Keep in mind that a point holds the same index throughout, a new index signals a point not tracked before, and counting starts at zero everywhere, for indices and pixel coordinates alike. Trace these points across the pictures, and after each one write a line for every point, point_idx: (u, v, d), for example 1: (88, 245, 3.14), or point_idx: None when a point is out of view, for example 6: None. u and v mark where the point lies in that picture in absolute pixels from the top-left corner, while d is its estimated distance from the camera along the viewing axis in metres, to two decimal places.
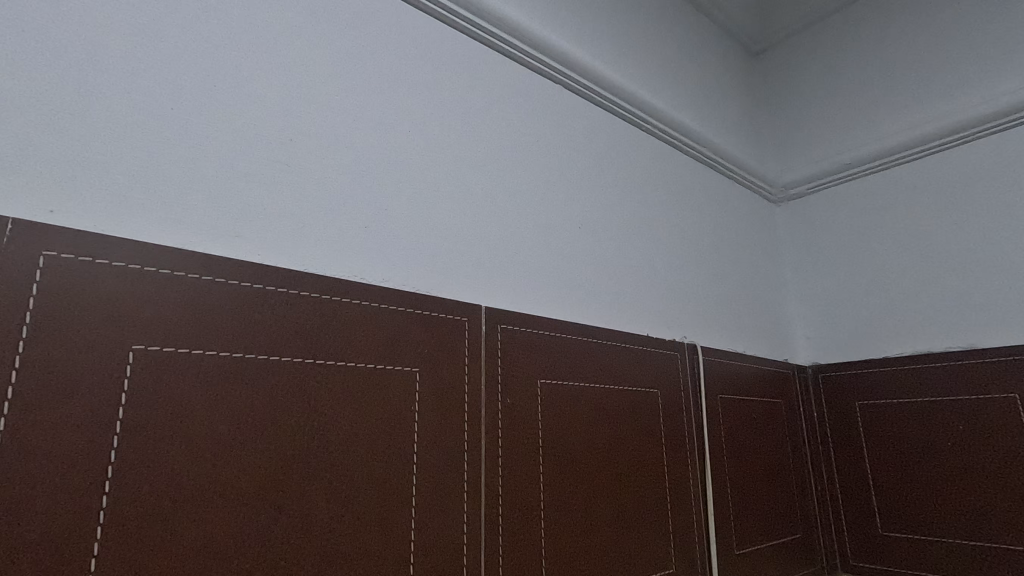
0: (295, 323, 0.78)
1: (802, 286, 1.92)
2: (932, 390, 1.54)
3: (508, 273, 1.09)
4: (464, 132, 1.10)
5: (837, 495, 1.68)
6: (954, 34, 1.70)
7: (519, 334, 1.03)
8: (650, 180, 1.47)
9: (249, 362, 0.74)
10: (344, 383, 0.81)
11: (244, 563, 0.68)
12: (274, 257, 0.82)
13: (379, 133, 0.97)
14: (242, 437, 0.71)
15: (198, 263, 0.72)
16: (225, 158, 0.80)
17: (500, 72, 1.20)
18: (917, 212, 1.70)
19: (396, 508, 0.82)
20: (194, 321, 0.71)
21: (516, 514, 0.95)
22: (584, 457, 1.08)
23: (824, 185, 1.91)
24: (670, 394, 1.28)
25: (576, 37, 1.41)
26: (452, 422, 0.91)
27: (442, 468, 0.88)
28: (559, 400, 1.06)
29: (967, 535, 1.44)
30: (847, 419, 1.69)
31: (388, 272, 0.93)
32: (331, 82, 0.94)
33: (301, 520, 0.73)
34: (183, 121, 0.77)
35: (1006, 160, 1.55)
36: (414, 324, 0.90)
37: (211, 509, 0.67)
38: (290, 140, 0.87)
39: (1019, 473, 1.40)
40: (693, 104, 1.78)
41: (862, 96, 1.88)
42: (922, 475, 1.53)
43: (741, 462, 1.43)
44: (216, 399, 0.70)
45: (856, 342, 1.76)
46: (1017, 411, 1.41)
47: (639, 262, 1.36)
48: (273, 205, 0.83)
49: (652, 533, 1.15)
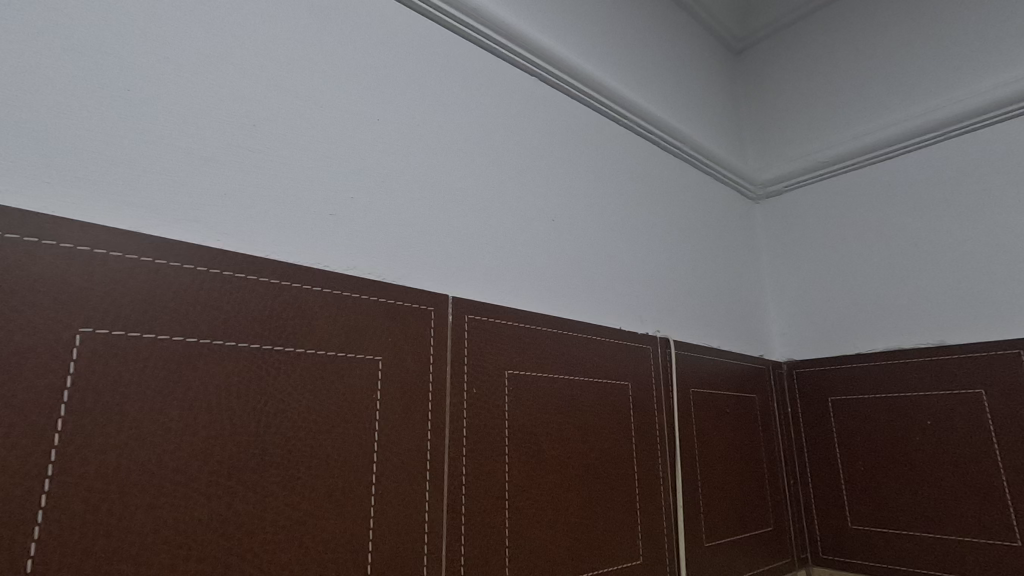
0: (253, 309, 0.78)
1: (778, 283, 1.94)
2: (902, 386, 1.57)
3: (477, 264, 1.09)
4: (436, 123, 1.09)
5: (809, 489, 1.70)
6: (928, 34, 1.73)
7: (486, 324, 1.03)
8: (626, 173, 1.48)
9: (203, 348, 0.73)
10: (304, 370, 0.81)
11: (195, 549, 0.67)
12: (233, 243, 0.81)
13: (347, 121, 0.97)
14: (195, 423, 0.71)
15: (153, 247, 0.71)
16: (186, 142, 0.79)
17: (474, 64, 1.19)
18: (892, 210, 1.71)
19: (356, 496, 0.81)
20: (146, 306, 0.70)
21: (480, 504, 0.95)
22: (551, 448, 1.08)
23: (802, 182, 1.92)
24: (641, 386, 1.29)
25: (555, 31, 1.41)
26: (416, 411, 0.91)
27: (404, 456, 0.88)
28: (526, 390, 1.06)
29: (933, 529, 1.46)
30: (820, 414, 1.71)
31: (353, 260, 0.92)
32: (300, 69, 0.93)
33: (256, 507, 0.73)
34: (142, 104, 0.77)
35: (975, 159, 1.58)
36: (377, 312, 0.90)
37: (160, 495, 0.66)
38: (253, 125, 0.86)
39: (983, 468, 1.42)
40: (674, 99, 1.78)
41: (841, 95, 1.90)
42: (891, 469, 1.55)
43: (713, 456, 1.44)
44: (169, 385, 0.70)
45: (831, 339, 1.78)
46: (982, 407, 1.44)
47: (614, 256, 1.37)
48: (234, 191, 0.82)
49: (620, 525, 1.15)
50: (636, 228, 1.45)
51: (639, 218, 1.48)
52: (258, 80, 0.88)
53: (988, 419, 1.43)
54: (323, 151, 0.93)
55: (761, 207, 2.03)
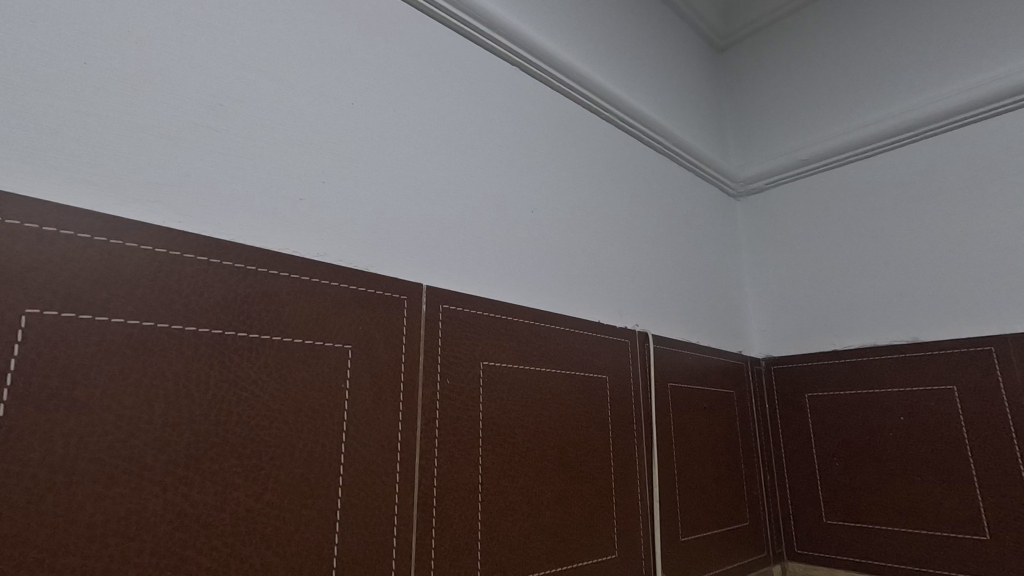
0: (216, 293, 0.75)
1: (758, 280, 1.95)
2: (877, 382, 1.58)
3: (453, 253, 1.07)
4: (413, 109, 1.07)
5: (784, 485, 1.71)
6: (906, 35, 1.75)
7: (461, 315, 1.01)
8: (607, 165, 1.47)
9: (162, 333, 0.70)
10: (268, 357, 0.78)
11: (149, 542, 0.64)
12: (197, 225, 0.78)
13: (320, 104, 0.94)
14: (150, 410, 0.68)
15: (108, 226, 0.68)
16: (146, 120, 0.76)
17: (453, 51, 1.17)
18: (869, 209, 1.73)
19: (321, 488, 0.79)
20: (99, 287, 0.67)
21: (452, 496, 0.93)
22: (526, 442, 1.06)
23: (781, 180, 1.93)
24: (619, 380, 1.28)
25: (537, 21, 1.40)
26: (388, 401, 0.88)
27: (374, 448, 0.85)
28: (502, 383, 1.04)
29: (905, 524, 1.48)
30: (797, 410, 1.72)
31: (323, 246, 0.89)
32: (270, 48, 0.90)
33: (214, 498, 0.70)
34: (100, 77, 0.73)
35: (950, 159, 1.60)
36: (348, 300, 0.87)
37: (112, 486, 0.63)
38: (219, 105, 0.83)
39: (955, 463, 1.44)
40: (656, 94, 1.78)
41: (822, 93, 1.91)
42: (865, 465, 1.56)
43: (691, 451, 1.43)
44: (122, 370, 0.67)
45: (808, 336, 1.79)
46: (954, 402, 1.45)
47: (594, 248, 1.36)
48: (199, 171, 0.79)
49: (595, 519, 1.14)
50: (616, 220, 1.45)
51: (619, 210, 1.47)
52: (225, 59, 0.85)
53: (960, 414, 1.44)
54: (293, 134, 0.90)
55: (742, 205, 2.04)
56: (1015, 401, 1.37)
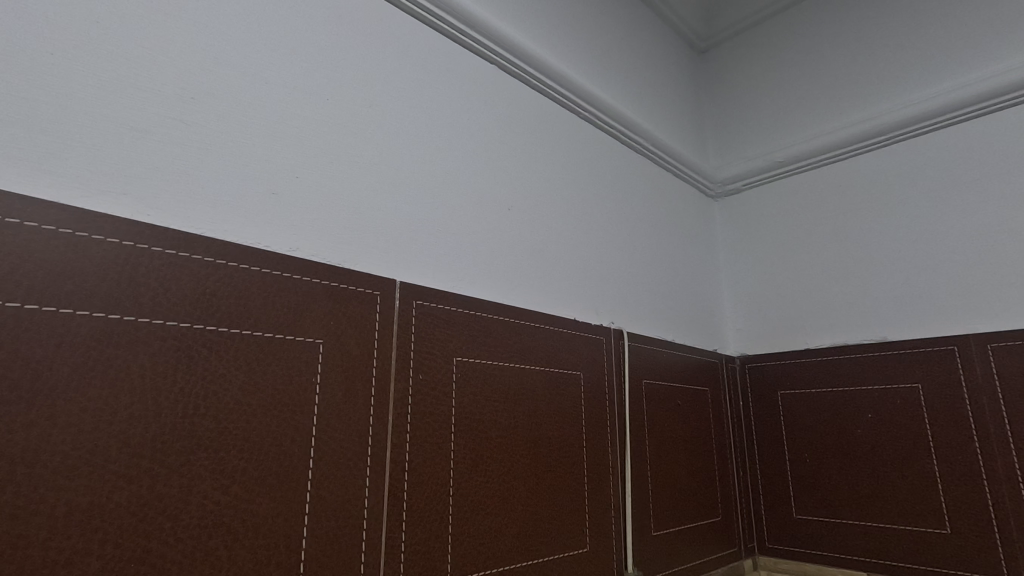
0: (184, 286, 0.75)
1: (734, 280, 1.98)
2: (847, 380, 1.62)
3: (427, 250, 1.07)
4: (390, 105, 1.08)
5: (757, 480, 1.74)
6: (878, 42, 1.80)
7: (434, 310, 1.02)
8: (584, 164, 1.49)
9: (128, 325, 0.70)
10: (238, 351, 0.78)
11: (112, 534, 0.65)
12: (166, 218, 0.78)
13: (295, 99, 0.95)
14: (115, 402, 0.68)
15: (74, 218, 0.68)
16: (116, 112, 0.76)
17: (432, 48, 1.19)
18: (842, 211, 1.77)
19: (291, 482, 0.79)
20: (64, 279, 0.67)
21: (424, 490, 0.94)
22: (499, 437, 1.07)
23: (758, 181, 1.97)
24: (593, 376, 1.30)
25: (517, 19, 1.41)
26: (359, 396, 0.89)
27: (343, 442, 0.86)
28: (475, 378, 1.05)
29: (871, 518, 1.52)
30: (770, 407, 1.75)
31: (295, 241, 0.90)
32: (245, 42, 0.90)
33: (180, 491, 0.70)
34: (67, 67, 0.73)
35: (918, 163, 1.64)
36: (320, 294, 0.88)
37: (75, 477, 0.63)
38: (191, 98, 0.83)
39: (920, 460, 1.47)
40: (635, 94, 1.80)
41: (798, 96, 1.95)
42: (835, 461, 1.60)
43: (664, 447, 1.46)
44: (86, 363, 0.66)
45: (782, 335, 1.82)
46: (919, 400, 1.49)
47: (570, 246, 1.37)
48: (169, 164, 0.79)
49: (567, 512, 1.16)
50: (592, 217, 1.46)
51: (596, 209, 1.49)
52: (196, 51, 0.85)
53: (924, 412, 1.48)
54: (264, 128, 0.90)
55: (720, 206, 2.07)
56: (976, 399, 1.42)
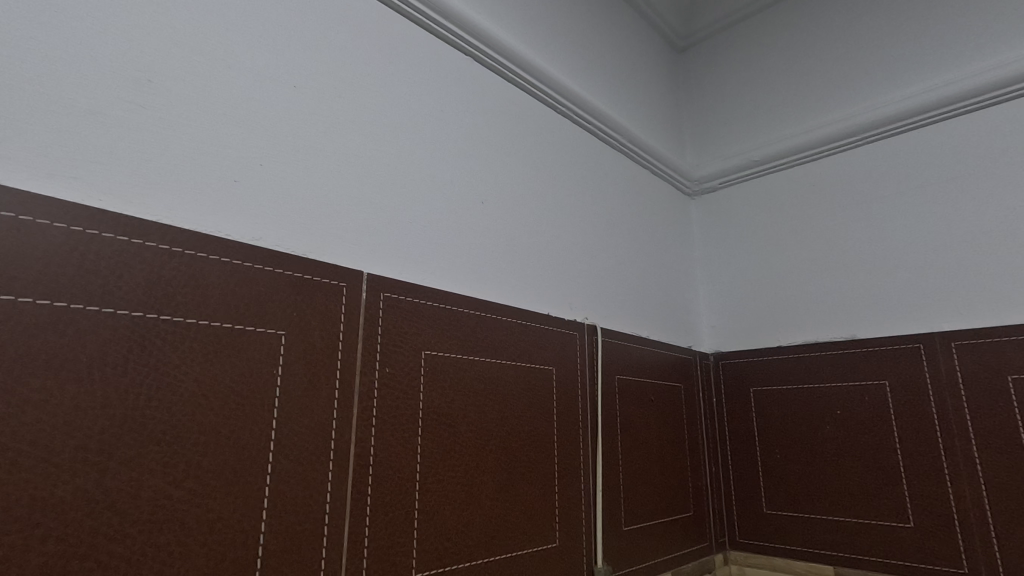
0: (137, 275, 0.73)
1: (710, 277, 1.99)
2: (817, 377, 1.64)
3: (395, 243, 1.06)
4: (361, 95, 1.06)
5: (728, 476, 1.76)
6: (851, 45, 1.82)
7: (403, 303, 1.01)
8: (560, 159, 1.49)
9: (75, 314, 0.68)
10: (194, 343, 0.76)
11: (54, 529, 0.62)
12: (118, 204, 0.75)
13: (260, 86, 0.92)
14: (61, 392, 0.65)
15: (18, 202, 0.66)
16: (65, 93, 0.73)
17: (406, 38, 1.17)
18: (814, 210, 1.79)
19: (248, 476, 0.77)
20: (6, 265, 0.64)
21: (389, 485, 0.93)
22: (468, 432, 1.06)
23: (734, 180, 1.98)
24: (566, 371, 1.29)
25: (494, 12, 1.40)
26: (322, 389, 0.87)
27: (305, 436, 0.84)
28: (444, 373, 1.04)
29: (838, 513, 1.54)
30: (742, 404, 1.77)
31: (257, 231, 0.88)
32: (208, 25, 0.88)
33: (129, 485, 0.68)
34: (9, 43, 0.70)
35: (888, 164, 1.67)
36: (283, 285, 0.86)
37: (14, 471, 0.61)
38: (148, 81, 0.80)
39: (887, 455, 1.50)
40: (613, 91, 1.80)
41: (774, 96, 1.97)
42: (804, 457, 1.62)
43: (635, 442, 1.46)
44: (29, 352, 0.64)
45: (755, 333, 1.84)
46: (886, 396, 1.52)
47: (544, 241, 1.37)
48: (125, 149, 0.77)
49: (537, 506, 1.15)
50: (567, 212, 1.46)
51: (571, 203, 1.49)
52: (156, 33, 0.82)
53: (891, 409, 1.51)
54: (227, 114, 0.88)
55: (696, 205, 2.08)
56: (940, 395, 1.45)
